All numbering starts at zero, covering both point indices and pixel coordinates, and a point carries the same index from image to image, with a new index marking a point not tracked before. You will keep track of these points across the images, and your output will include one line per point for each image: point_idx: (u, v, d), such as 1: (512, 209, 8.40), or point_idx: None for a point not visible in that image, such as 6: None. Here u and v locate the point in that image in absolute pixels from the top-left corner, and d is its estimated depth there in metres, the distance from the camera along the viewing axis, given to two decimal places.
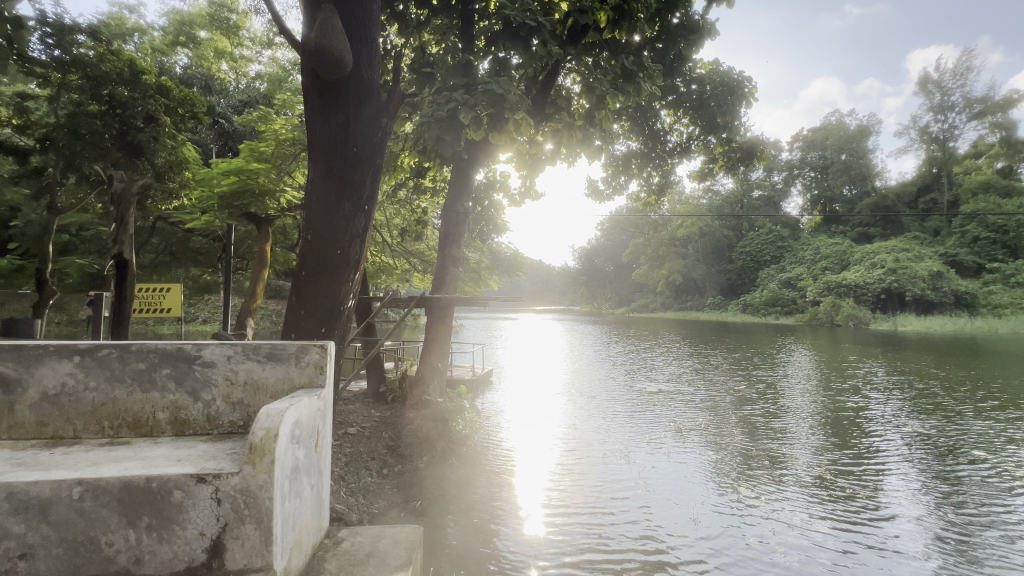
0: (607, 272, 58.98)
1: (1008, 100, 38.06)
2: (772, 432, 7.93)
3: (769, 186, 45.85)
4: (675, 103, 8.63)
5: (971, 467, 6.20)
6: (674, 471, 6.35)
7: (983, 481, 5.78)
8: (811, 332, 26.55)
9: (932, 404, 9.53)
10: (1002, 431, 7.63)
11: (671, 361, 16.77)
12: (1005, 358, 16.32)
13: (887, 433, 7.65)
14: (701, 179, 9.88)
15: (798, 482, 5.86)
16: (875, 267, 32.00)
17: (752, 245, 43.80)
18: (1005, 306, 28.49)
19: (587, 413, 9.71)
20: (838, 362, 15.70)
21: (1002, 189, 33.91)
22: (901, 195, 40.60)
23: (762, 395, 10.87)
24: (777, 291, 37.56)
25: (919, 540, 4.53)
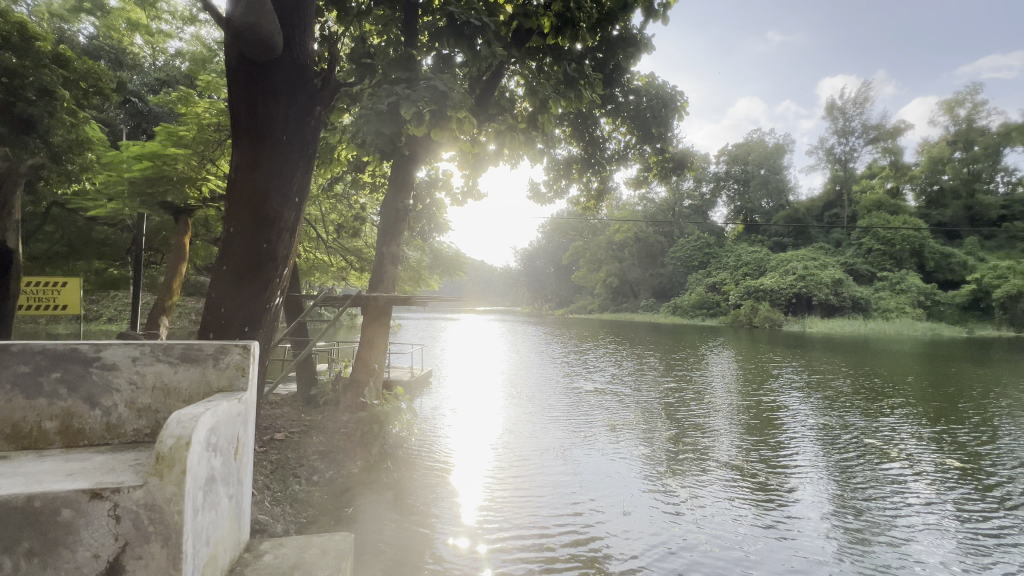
0: (548, 273, 60.32)
1: (897, 128, 43.26)
2: (698, 430, 8.43)
3: (698, 196, 48.88)
4: (614, 112, 8.96)
5: (867, 458, 6.90)
6: (608, 469, 6.58)
7: (875, 467, 6.53)
8: (733, 334, 28.61)
9: (839, 402, 10.57)
10: (894, 425, 8.60)
11: (609, 361, 17.43)
12: (893, 357, 18.46)
13: (799, 428, 8.44)
14: (637, 186, 10.29)
15: (720, 478, 6.26)
16: (788, 275, 35.16)
17: (682, 249, 46.19)
18: (892, 310, 32.16)
19: (527, 412, 9.86)
20: (758, 362, 17.04)
21: (891, 208, 38.52)
22: (810, 209, 44.83)
23: (692, 393, 11.63)
24: (703, 294, 40.04)
25: (822, 526, 4.97)
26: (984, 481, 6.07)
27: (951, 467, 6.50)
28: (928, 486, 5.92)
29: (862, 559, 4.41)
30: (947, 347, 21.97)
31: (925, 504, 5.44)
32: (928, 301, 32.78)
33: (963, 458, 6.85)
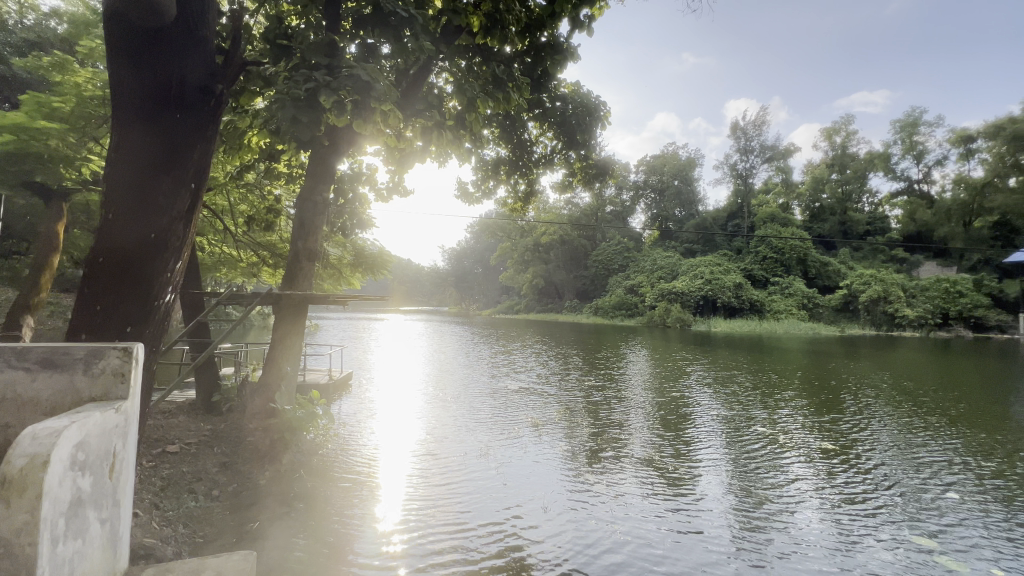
0: (476, 273, 60.41)
1: (788, 150, 48.60)
2: (618, 426, 8.85)
3: (619, 203, 51.48)
4: (541, 117, 9.18)
5: (762, 447, 7.64)
6: (531, 467, 6.71)
7: (768, 455, 7.26)
8: (649, 333, 30.37)
9: (739, 397, 11.63)
10: (784, 416, 9.60)
11: (536, 361, 17.76)
12: (783, 354, 20.64)
13: (704, 422, 9.17)
14: (562, 190, 10.57)
15: (637, 471, 6.61)
16: (696, 278, 38.14)
17: (604, 253, 48.33)
18: (782, 312, 36.09)
19: (451, 413, 9.77)
20: (671, 361, 18.25)
21: (782, 220, 43.25)
22: (716, 219, 49.06)
23: (611, 391, 12.20)
24: (622, 296, 42.27)
25: (724, 510, 5.41)
26: (853, 462, 6.97)
27: (827, 452, 7.42)
28: (809, 469, 6.69)
29: (757, 535, 4.87)
30: (825, 345, 25.07)
31: (808, 485, 6.12)
32: (809, 304, 37.22)
33: (837, 444, 7.84)
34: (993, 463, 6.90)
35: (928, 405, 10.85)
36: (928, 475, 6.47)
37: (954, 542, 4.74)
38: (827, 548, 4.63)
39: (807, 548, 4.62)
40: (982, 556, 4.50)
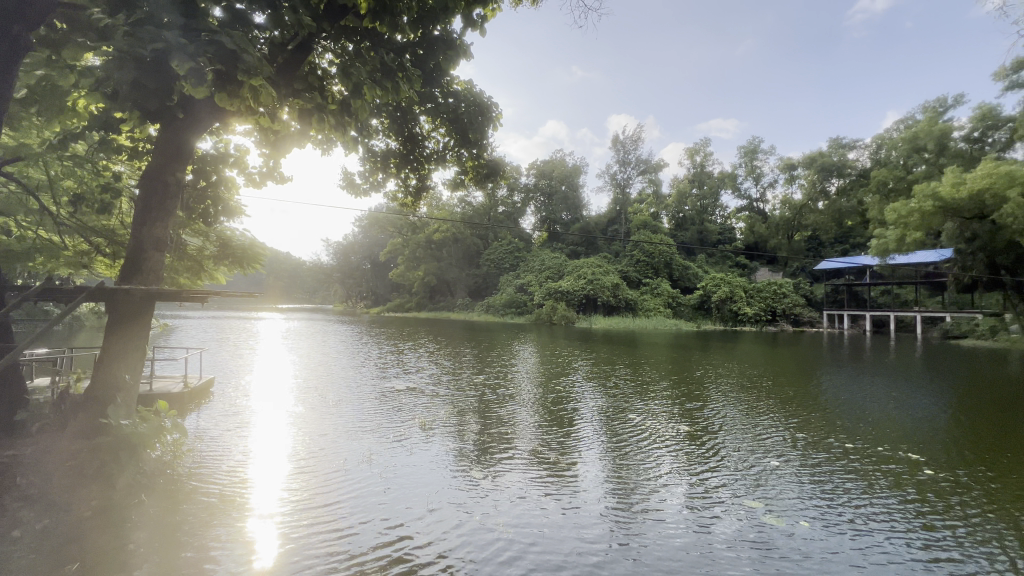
0: (364, 270, 57.61)
1: (658, 164, 54.19)
2: (506, 424, 9.03)
3: (511, 203, 52.94)
4: (433, 111, 8.97)
5: (635, 438, 8.28)
6: (419, 469, 6.57)
7: (640, 444, 7.96)
8: (537, 331, 31.69)
9: (616, 390, 12.62)
10: (654, 407, 10.61)
11: (426, 360, 17.47)
12: (652, 348, 22.99)
13: (586, 416, 9.77)
14: (454, 188, 10.51)
15: (524, 469, 6.73)
16: (580, 279, 40.70)
17: (495, 253, 49.18)
18: (651, 310, 40.18)
19: (332, 418, 9.16)
20: (557, 357, 19.27)
21: (653, 228, 48.17)
22: (598, 224, 52.86)
23: (500, 389, 12.43)
24: (513, 295, 43.41)
25: (602, 501, 5.73)
26: (708, 447, 7.87)
27: (688, 439, 8.27)
28: (674, 454, 7.49)
29: (631, 523, 5.22)
30: (685, 339, 28.53)
31: (673, 471, 6.76)
32: (674, 303, 41.92)
33: (696, 431, 8.82)
34: (810, 439, 8.32)
35: (763, 390, 12.84)
36: (764, 453, 7.55)
37: (783, 509, 5.57)
38: (687, 527, 5.12)
39: (672, 530, 5.07)
40: (802, 518, 5.35)
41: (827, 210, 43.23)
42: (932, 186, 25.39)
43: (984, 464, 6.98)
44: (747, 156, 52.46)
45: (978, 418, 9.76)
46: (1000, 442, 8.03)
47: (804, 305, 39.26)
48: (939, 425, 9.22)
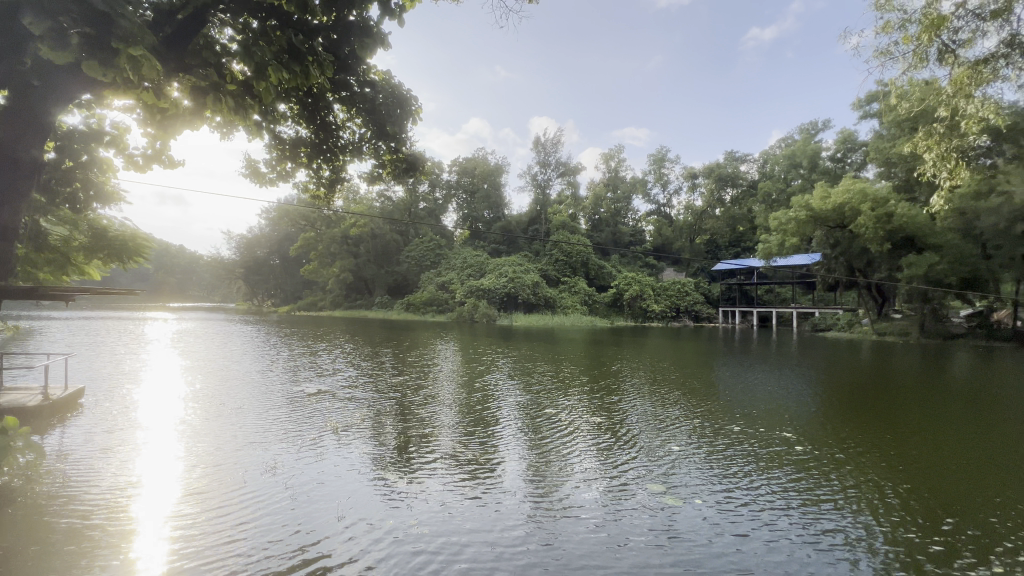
0: (271, 266, 53.63)
1: (576, 167, 56.45)
2: (426, 424, 8.91)
3: (432, 200, 52.14)
4: (348, 101, 8.52)
5: (556, 435, 8.45)
6: (332, 475, 6.29)
7: (557, 439, 8.22)
8: (458, 328, 31.60)
9: (536, 386, 12.91)
10: (571, 403, 10.99)
11: (341, 361, 16.70)
12: (569, 344, 23.89)
13: (505, 414, 9.90)
14: (370, 181, 10.12)
15: (447, 471, 6.58)
16: (501, 276, 41.18)
17: (416, 249, 48.20)
18: (569, 307, 41.79)
19: (233, 426, 8.41)
20: (477, 355, 19.37)
21: (571, 228, 50.11)
22: (519, 223, 53.83)
23: (420, 389, 12.19)
24: (434, 292, 42.73)
25: (525, 499, 5.74)
26: (624, 439, 8.25)
27: (603, 432, 8.70)
28: (589, 446, 7.85)
29: (554, 519, 5.26)
30: (600, 335, 30.09)
31: (593, 464, 6.97)
32: (589, 300, 43.91)
33: (612, 424, 9.23)
34: (713, 427, 9.05)
35: (671, 382, 13.85)
36: (674, 442, 8.08)
37: (692, 495, 5.95)
38: (606, 519, 5.27)
39: (593, 523, 5.18)
40: (708, 501, 5.75)
41: (723, 216, 47.94)
42: (805, 198, 29.16)
43: (849, 442, 8.06)
44: (655, 164, 56.41)
45: (839, 400, 11.33)
46: (859, 422, 9.35)
47: (703, 302, 43.15)
48: (814, 409, 10.53)
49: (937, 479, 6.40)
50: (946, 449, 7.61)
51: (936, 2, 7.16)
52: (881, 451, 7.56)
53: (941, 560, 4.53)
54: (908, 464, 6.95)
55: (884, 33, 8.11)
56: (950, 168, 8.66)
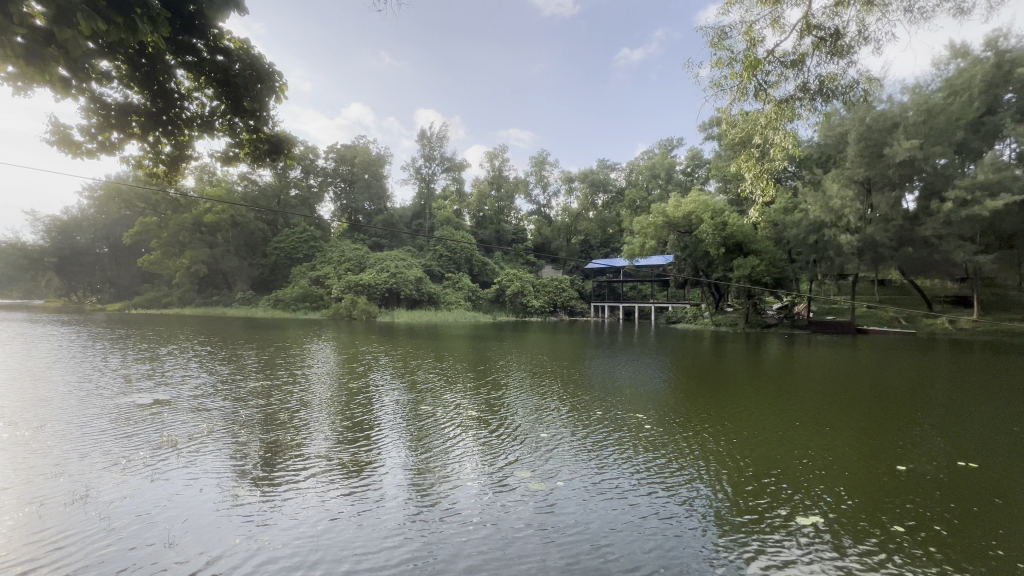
0: (97, 254, 44.73)
1: (461, 163, 56.53)
2: (297, 433, 8.13)
3: (305, 187, 47.95)
4: (194, 68, 7.36)
5: (439, 436, 8.26)
6: (174, 497, 5.50)
7: (441, 439, 8.07)
8: (335, 326, 29.62)
9: (418, 386, 12.55)
10: (454, 401, 10.88)
11: (190, 366, 14.60)
12: (453, 340, 23.87)
13: (387, 416, 9.46)
14: (225, 162, 8.92)
15: (316, 486, 5.96)
16: (382, 271, 39.62)
17: (287, 241, 43.96)
18: (452, 303, 41.86)
19: (35, 452, 6.85)
20: (354, 353, 18.36)
21: (455, 224, 50.22)
22: (402, 216, 52.28)
23: (290, 394, 11.11)
24: (307, 287, 39.29)
25: (406, 509, 5.40)
26: (506, 436, 8.37)
27: (485, 428, 8.78)
28: (472, 444, 7.85)
29: (435, 526, 5.00)
30: (482, 329, 30.65)
31: (476, 465, 6.88)
32: (473, 296, 44.35)
33: (495, 421, 9.33)
34: (588, 417, 9.66)
35: (550, 375, 14.61)
36: (552, 434, 8.45)
37: (571, 485, 6.15)
38: (487, 519, 5.17)
39: (475, 525, 5.04)
40: (583, 490, 5.98)
41: (595, 219, 51.99)
42: (662, 206, 32.96)
43: (699, 422, 9.19)
44: (537, 166, 58.98)
45: (689, 386, 12.94)
46: (706, 404, 10.71)
47: (577, 298, 46.47)
48: (670, 395, 11.92)
49: (763, 449, 7.57)
50: (768, 423, 9.07)
51: (753, 48, 8.55)
52: (724, 430, 8.67)
53: (774, 517, 5.24)
54: (742, 438, 8.11)
55: (718, 67, 9.39)
56: (763, 187, 10.49)
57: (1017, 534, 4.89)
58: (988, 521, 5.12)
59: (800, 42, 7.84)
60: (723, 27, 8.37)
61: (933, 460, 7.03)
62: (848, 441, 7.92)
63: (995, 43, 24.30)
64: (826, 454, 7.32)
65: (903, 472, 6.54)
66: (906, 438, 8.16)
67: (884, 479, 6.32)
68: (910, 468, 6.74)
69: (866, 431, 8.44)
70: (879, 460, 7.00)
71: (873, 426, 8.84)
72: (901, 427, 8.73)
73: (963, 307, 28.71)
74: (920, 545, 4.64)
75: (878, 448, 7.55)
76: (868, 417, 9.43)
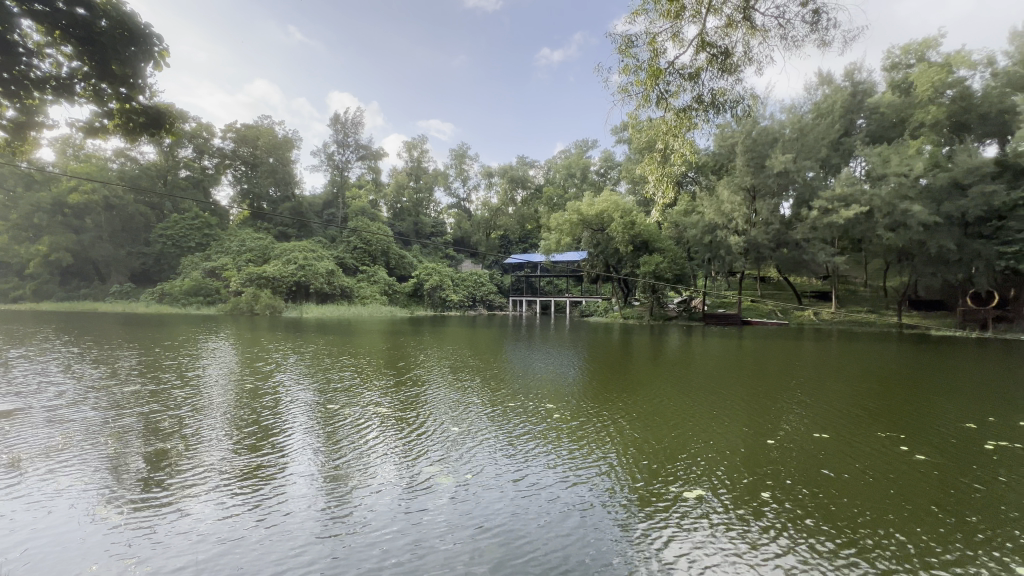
0: None
1: (377, 152, 54.24)
2: (187, 441, 7.31)
3: (198, 168, 43.12)
4: (46, 19, 6.21)
5: (352, 437, 7.80)
6: (24, 526, 4.69)
7: (354, 439, 7.71)
8: (233, 322, 27.11)
9: (327, 384, 11.87)
10: (366, 399, 10.42)
11: (48, 370, 12.52)
12: (368, 335, 22.97)
13: (293, 418, 8.87)
14: (89, 134, 7.68)
15: (207, 502, 5.31)
16: (289, 263, 36.92)
17: (175, 228, 39.30)
18: (367, 297, 40.14)
19: None
20: (256, 351, 16.99)
21: (371, 215, 48.24)
22: (312, 205, 49.03)
23: (180, 398, 9.99)
24: (199, 280, 35.23)
25: (313, 520, 4.95)
26: (423, 434, 8.13)
27: (400, 426, 8.54)
28: (387, 443, 7.59)
29: (347, 537, 4.64)
30: (399, 324, 29.84)
31: (392, 467, 6.55)
32: (389, 290, 42.83)
33: (413, 419, 9.03)
34: (506, 411, 9.73)
35: (469, 369, 14.60)
36: (469, 429, 8.44)
37: (491, 482, 6.07)
38: (403, 524, 4.90)
39: (390, 531, 4.75)
40: (503, 486, 5.93)
41: (514, 214, 52.66)
42: (577, 204, 34.25)
43: (606, 411, 9.71)
44: (457, 159, 58.47)
45: (598, 377, 13.62)
46: (613, 394, 11.33)
47: (496, 292, 46.90)
48: (583, 386, 12.48)
49: (662, 433, 8.18)
50: (666, 409, 9.81)
51: (656, 58, 9.09)
52: (629, 417, 9.23)
53: (680, 499, 5.58)
54: (645, 424, 8.71)
55: (624, 73, 9.91)
56: (663, 189, 11.34)
57: (859, 491, 5.77)
58: (844, 486, 5.93)
59: (696, 57, 8.50)
60: (629, 36, 8.83)
61: (797, 434, 8.09)
62: (732, 422, 8.82)
63: (851, 75, 28.42)
64: (714, 434, 8.10)
65: (776, 446, 7.42)
66: (778, 415, 9.29)
67: (761, 453, 7.13)
68: (778, 442, 7.68)
69: (746, 412, 9.47)
70: (758, 437, 7.88)
71: (751, 407, 9.95)
72: (774, 407, 9.92)
73: (823, 300, 33.31)
74: (790, 508, 5.30)
75: (760, 428, 8.44)
76: (748, 400, 10.59)
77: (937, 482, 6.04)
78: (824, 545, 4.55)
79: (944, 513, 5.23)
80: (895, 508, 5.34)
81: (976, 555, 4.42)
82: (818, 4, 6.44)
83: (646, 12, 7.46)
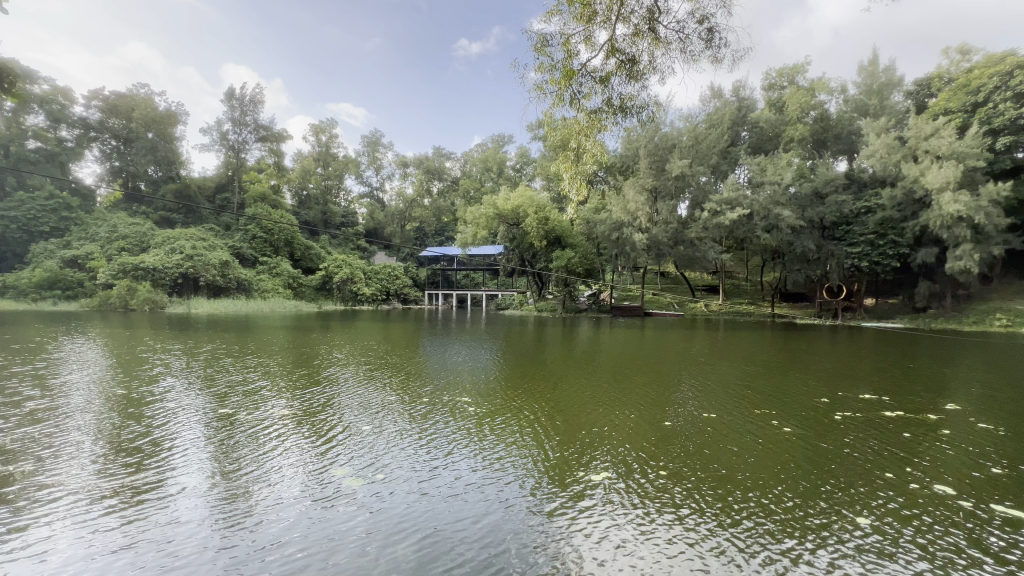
0: None
1: (280, 133, 50.01)
2: (44, 463, 6.25)
3: (52, 140, 36.61)
4: None
5: (255, 446, 7.17)
6: None
7: (255, 448, 7.12)
8: (101, 320, 23.54)
9: (222, 387, 10.82)
10: (268, 403, 9.66)
11: None
12: (271, 332, 21.39)
13: (181, 427, 7.97)
14: None
15: (75, 534, 4.60)
16: (173, 253, 32.96)
17: (23, 208, 33.12)
18: (268, 291, 37.12)
19: None
20: (135, 352, 15.03)
21: (272, 201, 44.63)
22: (201, 188, 44.00)
23: (31, 411, 8.47)
24: (55, 270, 29.93)
25: (214, 544, 4.47)
26: (335, 437, 7.73)
27: (308, 430, 8.05)
28: (293, 449, 7.11)
29: (255, 560, 4.24)
30: (305, 319, 28.09)
31: (304, 476, 6.13)
32: (294, 283, 39.96)
33: (323, 422, 8.53)
34: (421, 408, 9.60)
35: (382, 365, 14.18)
36: (383, 430, 8.20)
37: (408, 485, 5.93)
38: (315, 538, 4.62)
39: (302, 547, 4.47)
40: (420, 488, 5.84)
41: (430, 207, 51.90)
42: (493, 198, 34.51)
43: (521, 404, 9.98)
44: (369, 147, 56.12)
45: (513, 369, 13.92)
46: (527, 386, 11.68)
47: (410, 286, 45.91)
48: (499, 379, 12.71)
49: (573, 423, 8.60)
50: (576, 399, 10.35)
51: (570, 60, 9.42)
52: (542, 408, 9.59)
53: (592, 485, 5.92)
54: (556, 415, 9.09)
55: (539, 72, 10.15)
56: (576, 187, 11.84)
57: (741, 464, 6.56)
58: (729, 460, 6.70)
59: (606, 61, 8.95)
60: (544, 35, 9.06)
61: (690, 416, 8.96)
62: (635, 408, 9.51)
63: (737, 91, 31.74)
64: (620, 420, 8.70)
65: (673, 429, 8.16)
66: (674, 400, 10.20)
67: (661, 436, 7.80)
68: (675, 424, 8.45)
69: (647, 399, 10.27)
70: (659, 421, 8.61)
71: (652, 393, 10.81)
72: (670, 392, 10.87)
73: (712, 293, 37.02)
74: (686, 484, 5.89)
75: (659, 412, 9.21)
76: (650, 387, 11.48)
77: (803, 452, 7.03)
78: (714, 514, 5.12)
79: (806, 476, 6.12)
80: (767, 474, 6.18)
81: (832, 509, 5.24)
82: (711, 25, 7.10)
83: (561, 13, 7.68)
